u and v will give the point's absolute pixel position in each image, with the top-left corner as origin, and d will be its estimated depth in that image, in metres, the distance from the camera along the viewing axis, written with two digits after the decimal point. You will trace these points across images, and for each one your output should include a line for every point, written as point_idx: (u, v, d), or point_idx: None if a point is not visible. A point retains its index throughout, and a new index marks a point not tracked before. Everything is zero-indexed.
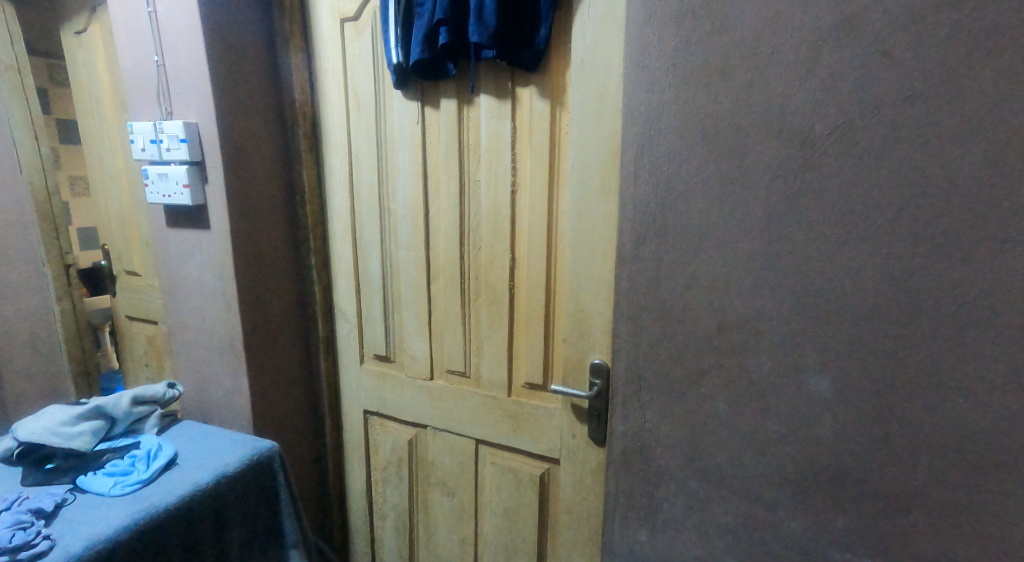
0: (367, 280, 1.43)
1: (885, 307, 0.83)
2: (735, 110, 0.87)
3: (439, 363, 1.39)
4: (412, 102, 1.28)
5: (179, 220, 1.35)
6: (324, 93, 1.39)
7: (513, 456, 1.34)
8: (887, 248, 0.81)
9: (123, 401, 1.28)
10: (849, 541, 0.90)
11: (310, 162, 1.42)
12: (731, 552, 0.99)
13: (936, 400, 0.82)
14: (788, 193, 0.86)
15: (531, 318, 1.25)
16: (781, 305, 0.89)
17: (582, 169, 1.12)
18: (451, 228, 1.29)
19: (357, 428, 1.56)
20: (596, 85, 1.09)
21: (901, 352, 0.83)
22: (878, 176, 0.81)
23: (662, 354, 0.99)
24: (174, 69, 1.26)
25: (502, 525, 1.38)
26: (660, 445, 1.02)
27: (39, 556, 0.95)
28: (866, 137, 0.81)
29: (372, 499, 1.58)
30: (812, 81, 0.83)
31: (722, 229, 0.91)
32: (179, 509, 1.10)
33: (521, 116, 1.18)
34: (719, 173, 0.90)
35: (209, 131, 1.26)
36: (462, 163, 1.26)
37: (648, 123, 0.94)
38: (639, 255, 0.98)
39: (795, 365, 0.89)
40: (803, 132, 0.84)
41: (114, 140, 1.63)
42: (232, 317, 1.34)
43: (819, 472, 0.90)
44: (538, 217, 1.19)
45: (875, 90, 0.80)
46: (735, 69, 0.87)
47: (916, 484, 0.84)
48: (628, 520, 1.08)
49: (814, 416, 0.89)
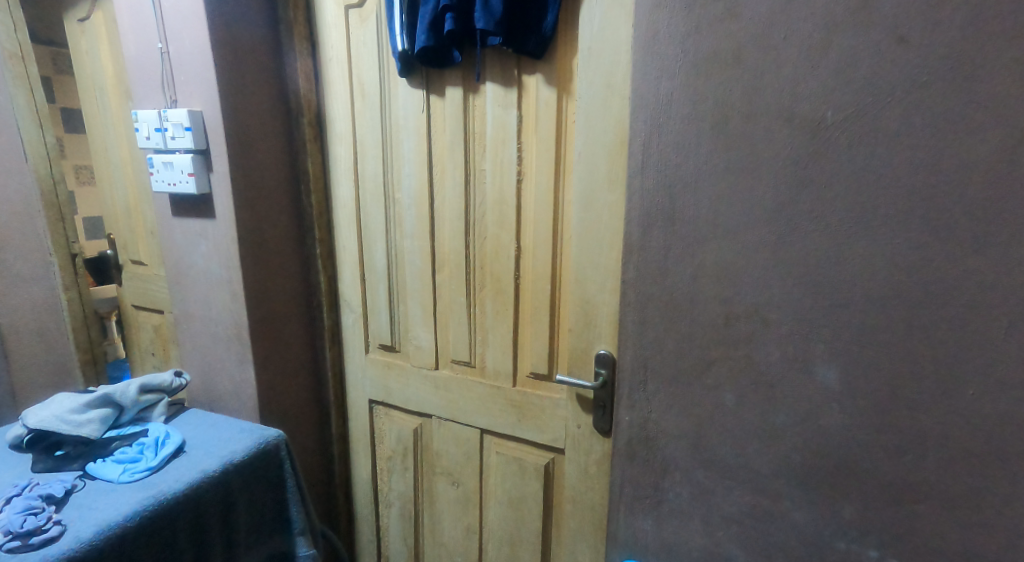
0: (373, 269, 1.43)
1: (895, 298, 0.82)
2: (746, 97, 0.86)
3: (444, 353, 1.39)
4: (417, 91, 1.27)
5: (184, 208, 1.35)
6: (328, 82, 1.38)
7: (517, 446, 1.34)
8: (899, 238, 0.80)
9: (131, 389, 1.29)
10: (856, 532, 0.89)
11: (315, 152, 1.42)
12: (736, 542, 0.99)
13: (944, 391, 0.81)
14: (798, 182, 0.85)
15: (537, 308, 1.24)
16: (790, 295, 0.88)
17: (588, 158, 1.11)
18: (457, 218, 1.28)
19: (362, 417, 1.56)
20: (603, 72, 1.07)
21: (912, 343, 0.82)
22: (891, 164, 0.80)
23: (668, 345, 0.99)
24: (178, 56, 1.26)
25: (507, 514, 1.38)
26: (666, 435, 1.02)
27: (50, 541, 0.96)
28: (879, 125, 0.79)
29: (378, 487, 1.59)
30: (824, 67, 0.81)
31: (730, 219, 0.90)
32: (187, 496, 1.11)
33: (527, 104, 1.17)
34: (728, 162, 0.89)
35: (214, 119, 1.25)
36: (468, 152, 1.25)
37: (657, 110, 0.93)
38: (646, 245, 0.97)
39: (803, 355, 0.89)
40: (814, 120, 0.83)
41: (119, 129, 1.63)
42: (238, 306, 1.35)
43: (825, 463, 0.90)
44: (544, 207, 1.19)
45: (889, 77, 0.78)
46: (747, 55, 0.85)
47: (925, 475, 0.84)
48: (632, 510, 1.08)
49: (822, 407, 0.89)
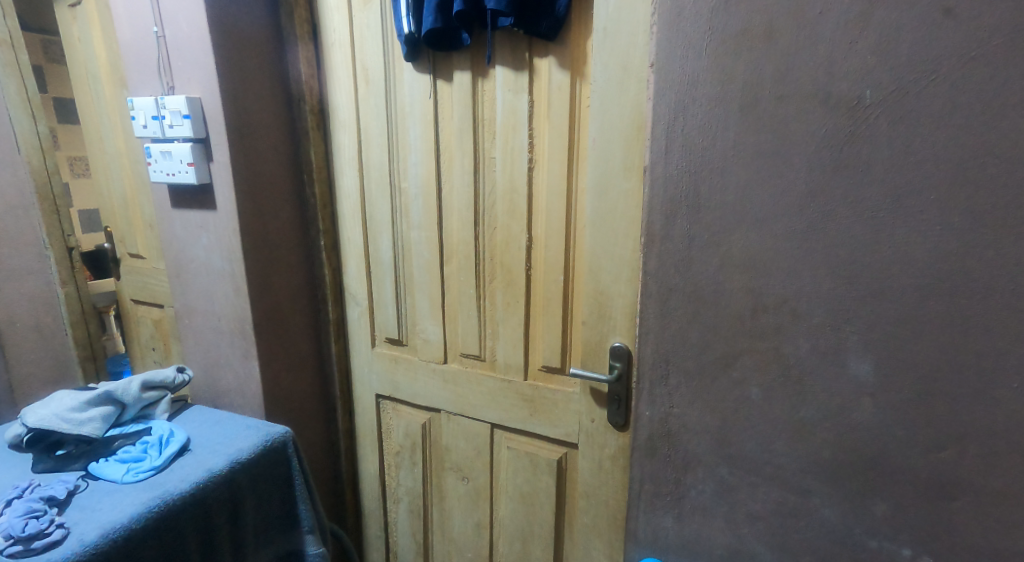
0: (378, 261, 1.39)
1: (934, 287, 0.78)
2: (777, 76, 0.82)
3: (453, 347, 1.36)
4: (423, 75, 1.22)
5: (184, 199, 1.31)
6: (331, 67, 1.33)
7: (530, 440, 1.31)
8: (940, 224, 0.77)
9: (133, 386, 1.25)
10: (888, 529, 0.86)
11: (317, 140, 1.37)
12: (762, 540, 0.96)
13: (984, 384, 0.78)
14: (832, 166, 0.81)
15: (549, 300, 1.21)
16: (821, 286, 0.84)
17: (603, 144, 1.07)
18: (465, 208, 1.24)
19: (369, 412, 1.53)
20: (619, 53, 1.03)
21: (951, 334, 0.78)
22: (933, 147, 0.76)
23: (691, 338, 0.95)
24: (175, 41, 1.21)
25: (519, 510, 1.35)
26: (688, 431, 0.99)
27: (53, 545, 0.93)
28: (921, 104, 0.76)
29: (385, 483, 1.56)
30: (862, 44, 0.77)
31: (758, 206, 0.86)
32: (193, 496, 1.08)
33: (539, 89, 1.13)
34: (757, 145, 0.85)
35: (213, 106, 1.21)
36: (476, 139, 1.20)
37: (681, 92, 0.88)
38: (668, 233, 0.93)
39: (835, 347, 0.85)
40: (851, 100, 0.79)
41: (114, 117, 1.58)
42: (241, 300, 1.31)
43: (857, 459, 0.86)
44: (557, 195, 1.14)
45: (932, 53, 0.74)
46: (778, 32, 0.81)
47: (962, 471, 0.81)
48: (652, 506, 1.05)
49: (854, 401, 0.85)
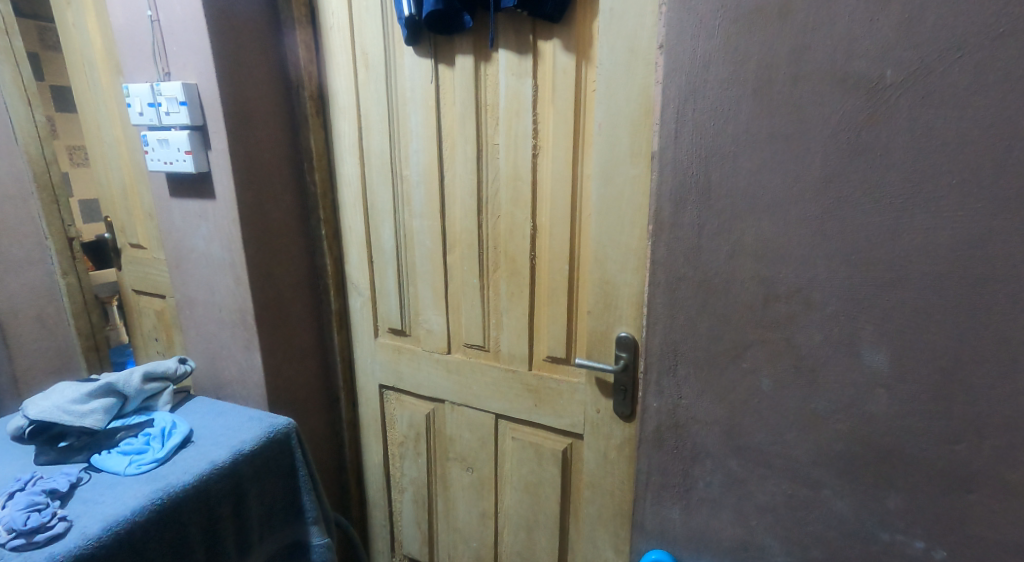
0: (380, 249, 1.37)
1: (953, 274, 0.76)
2: (792, 58, 0.79)
3: (455, 337, 1.34)
4: (425, 59, 1.19)
5: (182, 188, 1.29)
6: (330, 51, 1.30)
7: (534, 430, 1.29)
8: (961, 210, 0.74)
9: (135, 377, 1.23)
10: (901, 523, 0.85)
11: (317, 127, 1.34)
12: (772, 533, 0.95)
13: (1002, 376, 0.76)
14: (847, 152, 0.79)
15: (553, 290, 1.18)
16: (835, 275, 0.82)
17: (610, 129, 1.04)
18: (468, 196, 1.22)
19: (372, 401, 1.52)
20: (626, 36, 0.99)
21: (970, 324, 0.76)
22: (957, 130, 0.73)
23: (699, 328, 0.93)
24: (169, 24, 1.18)
25: (523, 501, 1.34)
26: (697, 422, 0.97)
27: (55, 538, 0.92)
28: (944, 85, 0.73)
29: (390, 473, 1.55)
30: (883, 22, 0.74)
31: (771, 193, 0.84)
32: (196, 488, 1.07)
33: (543, 72, 1.09)
34: (771, 129, 0.82)
35: (209, 92, 1.18)
36: (479, 126, 1.17)
37: (693, 75, 0.86)
38: (678, 221, 0.91)
39: (848, 338, 0.83)
40: (869, 83, 0.76)
41: (111, 106, 1.55)
42: (242, 289, 1.29)
43: (870, 450, 0.85)
44: (562, 182, 1.12)
45: (957, 31, 0.71)
46: (796, 10, 0.78)
47: (979, 463, 0.79)
48: (660, 498, 1.04)
49: (868, 392, 0.83)
